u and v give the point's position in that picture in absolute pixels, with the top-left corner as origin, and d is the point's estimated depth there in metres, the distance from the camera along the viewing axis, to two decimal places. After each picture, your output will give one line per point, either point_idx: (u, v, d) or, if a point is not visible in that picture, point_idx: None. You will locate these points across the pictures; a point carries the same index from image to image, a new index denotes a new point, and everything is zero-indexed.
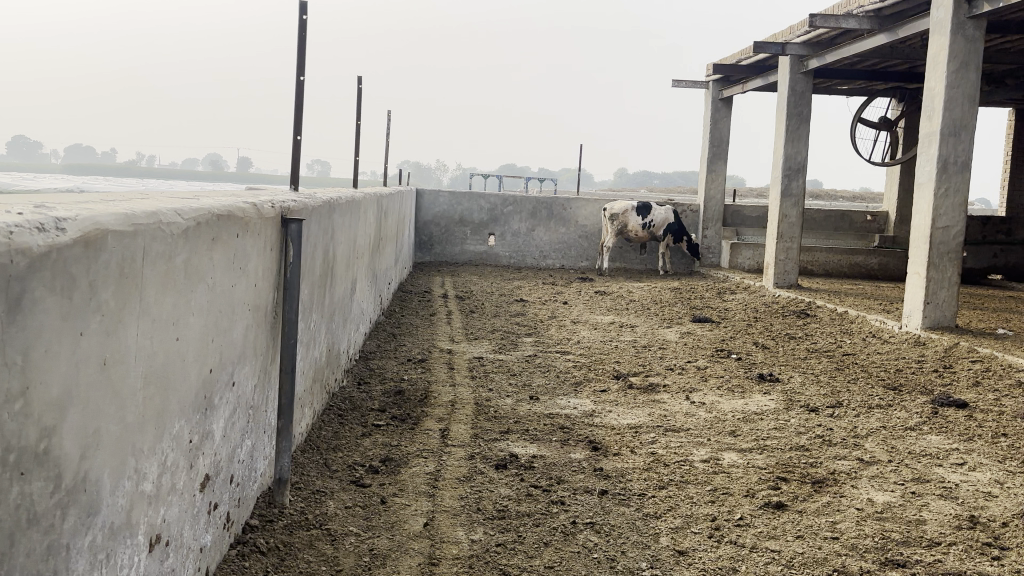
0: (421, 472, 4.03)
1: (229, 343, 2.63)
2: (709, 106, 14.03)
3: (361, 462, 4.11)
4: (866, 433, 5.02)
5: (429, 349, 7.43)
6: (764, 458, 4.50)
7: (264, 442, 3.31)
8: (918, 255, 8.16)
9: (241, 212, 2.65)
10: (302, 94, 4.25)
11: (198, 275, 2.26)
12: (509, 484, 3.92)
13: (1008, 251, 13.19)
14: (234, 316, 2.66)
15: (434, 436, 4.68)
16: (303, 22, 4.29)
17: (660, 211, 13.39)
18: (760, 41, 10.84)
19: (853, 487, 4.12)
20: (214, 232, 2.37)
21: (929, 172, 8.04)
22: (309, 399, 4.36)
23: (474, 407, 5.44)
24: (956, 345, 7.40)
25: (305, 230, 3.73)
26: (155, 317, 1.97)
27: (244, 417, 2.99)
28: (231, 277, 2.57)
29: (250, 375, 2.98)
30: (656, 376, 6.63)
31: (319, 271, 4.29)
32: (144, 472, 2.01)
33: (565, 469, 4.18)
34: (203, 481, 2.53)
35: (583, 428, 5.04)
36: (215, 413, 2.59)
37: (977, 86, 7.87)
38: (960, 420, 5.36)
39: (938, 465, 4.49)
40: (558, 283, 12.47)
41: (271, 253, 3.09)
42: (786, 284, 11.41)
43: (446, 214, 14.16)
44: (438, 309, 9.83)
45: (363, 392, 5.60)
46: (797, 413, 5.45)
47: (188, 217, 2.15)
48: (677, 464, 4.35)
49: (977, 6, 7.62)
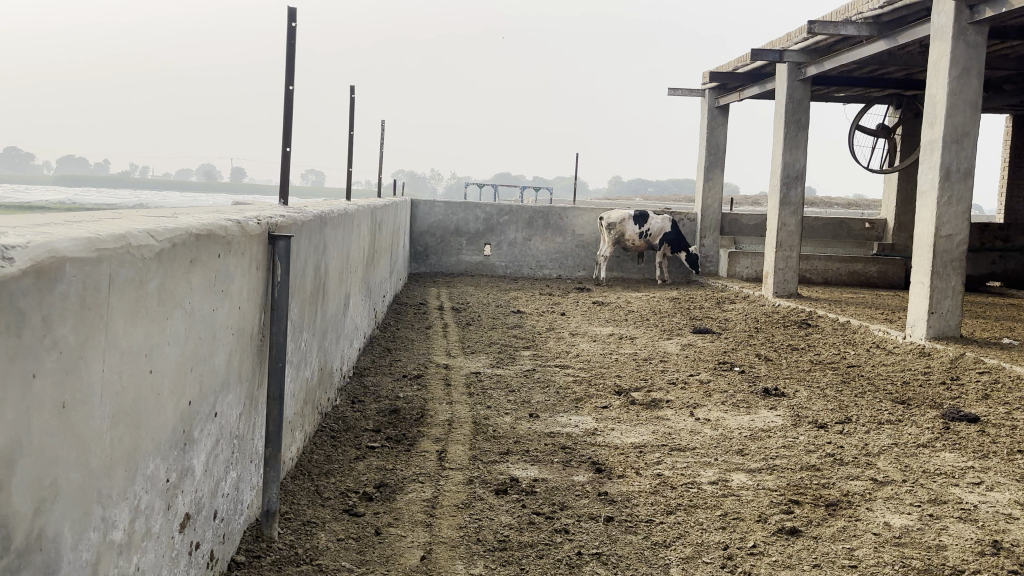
0: (417, 498, 3.85)
1: (211, 371, 2.46)
2: (705, 115, 13.88)
3: (355, 488, 3.94)
4: (878, 451, 4.85)
5: (425, 364, 7.24)
6: (774, 479, 4.33)
7: (251, 471, 3.12)
8: (922, 265, 8.01)
9: (224, 230, 2.47)
10: (291, 105, 4.08)
11: (176, 300, 2.09)
12: (510, 511, 3.74)
13: (1008, 258, 13.02)
14: (216, 341, 2.49)
15: (431, 458, 4.50)
16: (292, 29, 4.12)
17: (657, 219, 13.25)
18: (757, 49, 10.70)
19: (868, 510, 3.95)
20: (193, 253, 2.20)
21: (932, 180, 7.90)
22: (300, 422, 4.17)
23: (472, 426, 5.26)
24: (963, 356, 7.24)
25: (294, 245, 3.55)
26: (124, 349, 1.79)
27: (229, 448, 2.81)
28: (212, 301, 2.39)
29: (235, 402, 2.81)
30: (657, 391, 6.45)
31: (310, 288, 4.11)
32: (113, 519, 1.83)
33: (569, 494, 3.99)
34: (182, 522, 2.35)
35: (585, 448, 4.86)
36: (196, 446, 2.41)
37: (979, 93, 7.74)
38: (974, 435, 5.20)
39: (956, 485, 4.32)
40: (556, 294, 12.30)
41: (257, 274, 2.91)
42: (787, 293, 11.24)
43: (441, 224, 13.97)
44: (434, 321, 9.65)
45: (357, 411, 5.42)
46: (806, 430, 5.28)
47: (163, 238, 1.98)
48: (685, 487, 4.17)
49: (980, 11, 7.49)
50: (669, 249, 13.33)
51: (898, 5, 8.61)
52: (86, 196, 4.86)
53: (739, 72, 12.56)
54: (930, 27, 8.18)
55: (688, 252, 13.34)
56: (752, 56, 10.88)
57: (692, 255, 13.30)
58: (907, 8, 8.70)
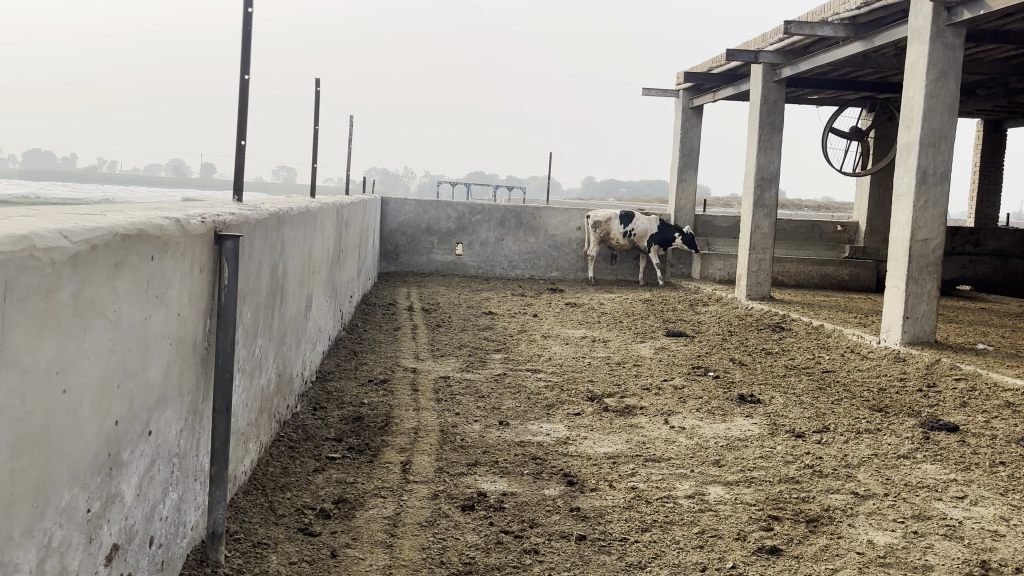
0: (378, 516, 3.62)
1: (144, 387, 2.23)
2: (679, 115, 13.75)
3: (312, 505, 3.70)
4: (858, 462, 4.71)
5: (392, 368, 7.00)
6: (752, 493, 4.16)
7: (194, 491, 2.87)
8: (897, 269, 7.92)
9: (159, 229, 2.23)
10: (246, 96, 3.83)
11: (97, 310, 1.85)
12: (476, 530, 3.53)
13: (977, 262, 13.09)
14: (150, 353, 2.25)
15: (395, 470, 4.27)
16: (248, 16, 3.87)
17: (643, 220, 12.99)
18: (732, 49, 10.56)
19: (850, 526, 3.80)
20: (119, 256, 1.96)
21: (908, 184, 7.80)
22: (254, 432, 3.93)
23: (439, 435, 5.02)
24: (938, 362, 7.15)
25: (245, 246, 3.30)
26: (28, 369, 1.56)
27: (167, 467, 2.56)
28: (144, 308, 2.16)
29: (174, 419, 2.56)
30: (631, 397, 6.26)
31: (265, 290, 3.85)
32: (16, 562, 1.58)
33: (539, 510, 3.79)
34: (109, 553, 2.09)
35: (557, 458, 4.66)
36: (125, 470, 2.17)
37: (956, 97, 7.65)
38: (954, 446, 5.07)
39: (938, 499, 4.19)
40: (528, 294, 12.09)
41: (201, 277, 2.67)
42: (759, 296, 11.13)
43: (412, 223, 13.70)
44: (403, 323, 9.40)
45: (318, 419, 5.17)
46: (783, 439, 5.12)
47: (79, 239, 1.75)
48: (660, 502, 3.98)
49: (958, 14, 7.41)
50: (657, 249, 13.01)
51: (875, 6, 8.51)
52: (47, 188, 4.56)
53: (713, 73, 12.43)
54: (907, 29, 8.09)
55: (681, 236, 12.91)
56: (727, 56, 10.74)
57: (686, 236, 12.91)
58: (884, 9, 8.60)
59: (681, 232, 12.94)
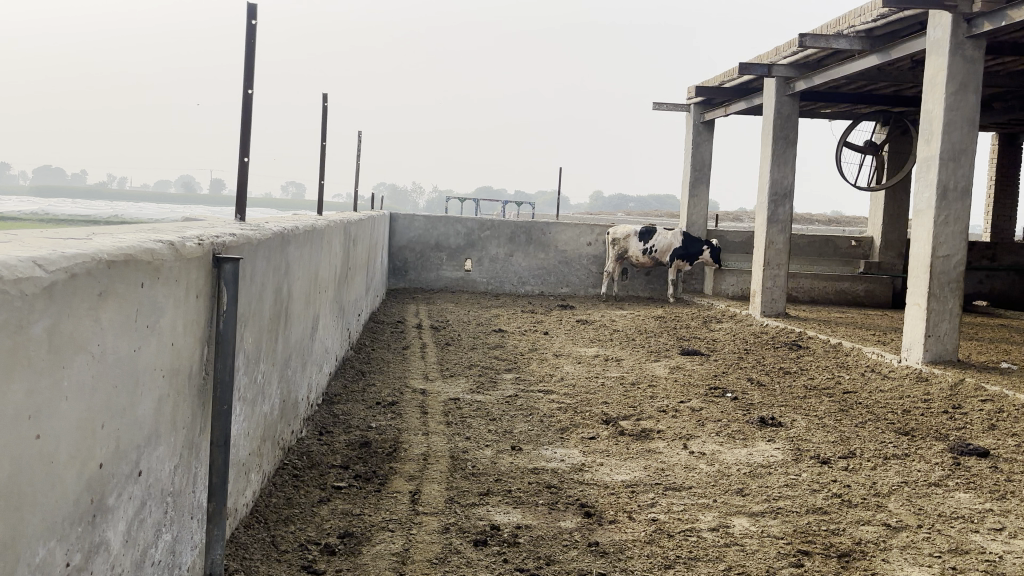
0: (386, 552, 3.43)
1: (132, 424, 2.05)
2: (690, 130, 13.57)
3: (316, 539, 3.52)
4: (888, 491, 4.50)
5: (401, 389, 6.80)
6: (779, 525, 3.95)
7: (192, 530, 2.69)
8: (918, 286, 7.71)
9: (150, 254, 2.08)
10: (249, 111, 3.69)
11: (77, 344, 1.69)
12: (489, 568, 3.34)
13: (995, 277, 12.84)
14: (139, 389, 2.08)
15: (403, 500, 4.08)
16: (251, 28, 3.72)
17: (665, 236, 12.79)
18: (745, 63, 10.37)
19: (884, 561, 3.59)
20: (102, 285, 1.80)
21: (929, 199, 7.60)
22: (256, 462, 3.74)
23: (449, 462, 4.83)
24: (963, 382, 6.93)
25: (247, 267, 3.14)
26: None
27: (160, 507, 2.38)
28: (133, 340, 2.00)
29: (167, 456, 2.38)
30: (647, 420, 6.07)
31: (268, 313, 3.68)
32: None
33: (555, 545, 3.59)
34: None
35: (573, 487, 4.46)
36: (111, 515, 1.99)
37: (977, 110, 7.47)
38: (986, 473, 4.85)
39: (975, 531, 3.97)
40: (539, 311, 11.90)
41: (197, 303, 2.50)
42: (775, 313, 10.92)
43: (421, 239, 13.54)
44: (412, 341, 9.21)
45: (324, 444, 4.99)
46: (807, 466, 4.91)
47: (55, 268, 1.59)
48: (683, 536, 3.78)
49: (978, 25, 7.24)
50: (682, 262, 12.85)
51: (893, 18, 8.34)
52: (60, 205, 4.41)
53: (725, 87, 12.26)
54: (925, 41, 7.90)
55: (705, 248, 12.78)
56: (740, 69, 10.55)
57: (712, 249, 12.77)
58: (901, 21, 8.44)
59: (705, 245, 12.76)
